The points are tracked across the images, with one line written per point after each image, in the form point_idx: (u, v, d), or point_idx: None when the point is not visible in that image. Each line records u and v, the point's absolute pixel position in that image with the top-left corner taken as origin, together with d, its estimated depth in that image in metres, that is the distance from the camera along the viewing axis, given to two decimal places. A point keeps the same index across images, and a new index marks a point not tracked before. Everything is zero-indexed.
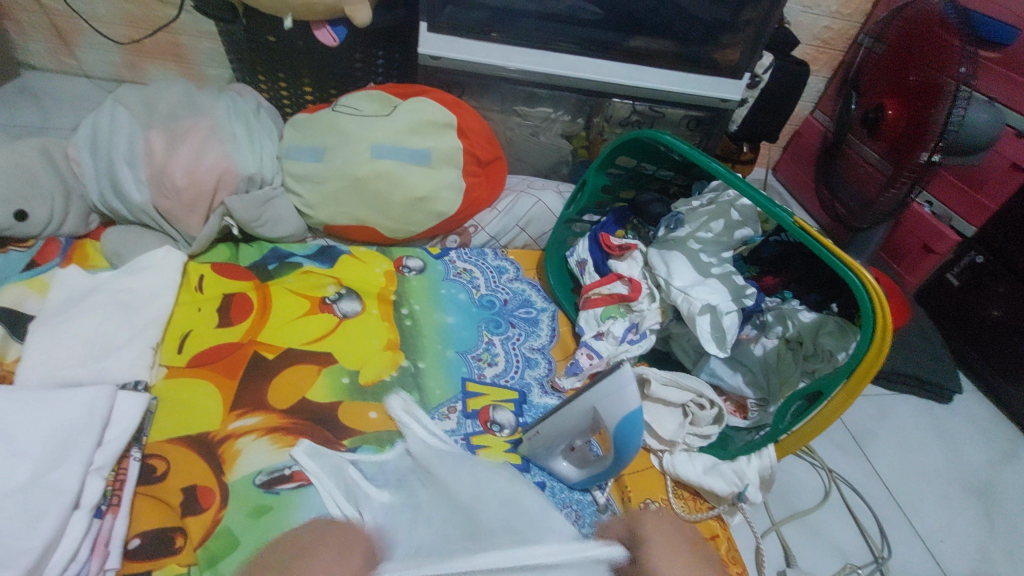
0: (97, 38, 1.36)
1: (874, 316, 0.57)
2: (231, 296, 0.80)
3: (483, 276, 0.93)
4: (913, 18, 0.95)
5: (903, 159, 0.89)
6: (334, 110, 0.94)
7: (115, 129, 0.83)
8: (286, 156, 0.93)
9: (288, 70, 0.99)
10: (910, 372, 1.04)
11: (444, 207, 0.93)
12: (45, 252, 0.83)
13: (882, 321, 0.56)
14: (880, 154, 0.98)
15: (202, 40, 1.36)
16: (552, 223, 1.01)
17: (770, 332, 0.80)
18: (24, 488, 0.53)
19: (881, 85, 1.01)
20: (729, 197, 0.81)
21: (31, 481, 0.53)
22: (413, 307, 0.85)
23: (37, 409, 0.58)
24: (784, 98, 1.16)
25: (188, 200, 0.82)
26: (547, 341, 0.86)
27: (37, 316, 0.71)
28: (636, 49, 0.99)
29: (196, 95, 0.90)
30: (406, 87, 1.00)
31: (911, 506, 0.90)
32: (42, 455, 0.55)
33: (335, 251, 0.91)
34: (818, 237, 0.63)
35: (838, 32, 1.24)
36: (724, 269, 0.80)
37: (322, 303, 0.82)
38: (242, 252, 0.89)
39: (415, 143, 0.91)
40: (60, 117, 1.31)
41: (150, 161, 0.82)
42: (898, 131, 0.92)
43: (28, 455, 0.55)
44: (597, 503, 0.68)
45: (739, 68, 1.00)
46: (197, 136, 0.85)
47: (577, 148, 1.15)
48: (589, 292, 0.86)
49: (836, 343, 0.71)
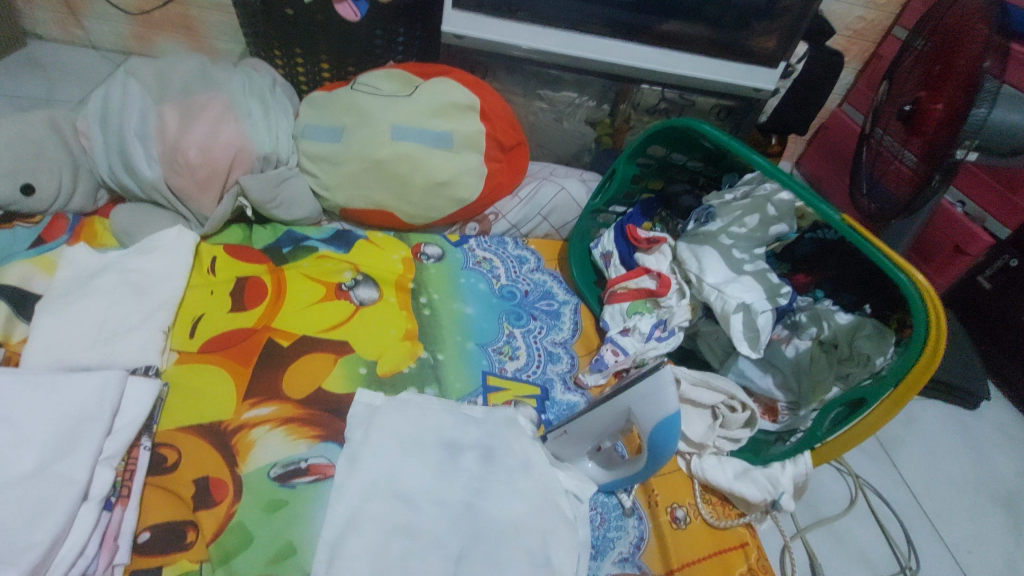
0: (106, 9, 1.32)
1: (925, 317, 0.55)
2: (244, 280, 0.77)
3: (504, 266, 0.90)
4: (958, 7, 0.89)
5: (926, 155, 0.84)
6: (351, 89, 0.90)
7: (126, 102, 0.80)
8: (302, 136, 0.89)
9: (305, 46, 0.95)
10: (938, 378, 1.01)
11: (465, 193, 0.89)
12: (53, 228, 0.80)
13: (935, 324, 0.54)
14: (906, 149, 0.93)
15: (213, 13, 1.31)
16: (575, 213, 0.97)
17: (804, 333, 0.77)
18: (31, 478, 0.50)
19: (915, 78, 0.95)
20: (766, 191, 0.78)
21: (38, 470, 0.51)
22: (432, 296, 0.82)
23: (44, 395, 0.55)
24: (818, 90, 1.11)
25: (201, 178, 0.79)
26: (570, 336, 0.83)
27: (44, 296, 0.69)
28: (669, 33, 0.95)
29: (209, 69, 0.86)
30: (427, 66, 0.96)
31: (939, 516, 0.87)
32: (48, 443, 0.53)
33: (351, 236, 0.88)
34: (867, 235, 0.60)
35: (870, 24, 1.17)
36: (757, 266, 0.76)
37: (337, 289, 0.79)
38: (256, 234, 0.86)
39: (436, 126, 0.88)
40: (68, 89, 1.27)
41: (163, 137, 0.79)
42: (925, 126, 0.87)
43: (34, 443, 0.52)
44: (624, 507, 0.65)
45: (775, 57, 0.95)
46: (212, 112, 0.81)
47: (601, 135, 1.11)
48: (614, 286, 0.82)
49: (874, 347, 0.68)
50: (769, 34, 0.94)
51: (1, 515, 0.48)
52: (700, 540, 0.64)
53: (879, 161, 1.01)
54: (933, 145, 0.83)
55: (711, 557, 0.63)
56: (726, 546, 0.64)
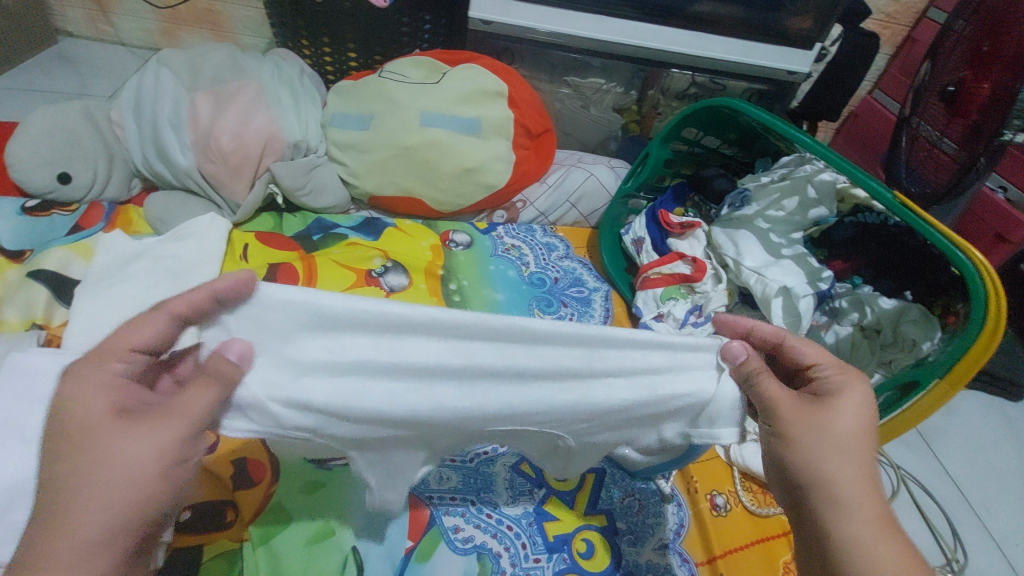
0: (134, 5, 1.33)
1: (987, 300, 0.53)
2: (277, 266, 0.77)
3: (532, 253, 0.88)
4: None
5: (979, 137, 0.79)
6: (380, 77, 0.90)
7: (158, 91, 0.80)
8: (330, 124, 0.89)
9: (331, 35, 0.96)
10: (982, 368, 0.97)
11: (493, 180, 0.88)
12: (88, 216, 0.81)
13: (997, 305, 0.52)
14: (949, 131, 0.87)
15: (238, 8, 1.32)
16: (604, 199, 0.96)
17: (844, 320, 0.74)
18: None
19: (959, 58, 0.87)
20: (805, 173, 0.75)
21: None
22: (462, 283, 0.81)
23: None
24: (853, 73, 1.07)
25: (233, 165, 0.79)
26: (601, 323, 0.82)
27: (82, 280, 0.69)
28: (700, 15, 0.92)
29: (240, 58, 0.87)
30: (454, 53, 0.95)
31: (985, 508, 0.84)
32: None
33: (380, 224, 0.87)
34: (922, 214, 0.58)
35: (904, 6, 1.12)
36: (796, 250, 0.75)
37: (368, 275, 0.78)
38: (286, 222, 0.86)
39: (464, 112, 0.87)
40: (98, 85, 1.29)
41: (196, 124, 0.79)
42: (976, 106, 0.80)
43: None
44: (662, 492, 0.64)
45: (810, 38, 0.93)
46: (243, 100, 0.82)
47: (629, 122, 1.10)
48: (648, 272, 0.80)
49: (918, 332, 0.65)
50: (803, 14, 0.91)
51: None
52: (741, 528, 0.63)
53: (917, 148, 0.95)
54: (989, 127, 0.77)
55: (753, 544, 0.61)
56: (769, 535, 0.62)
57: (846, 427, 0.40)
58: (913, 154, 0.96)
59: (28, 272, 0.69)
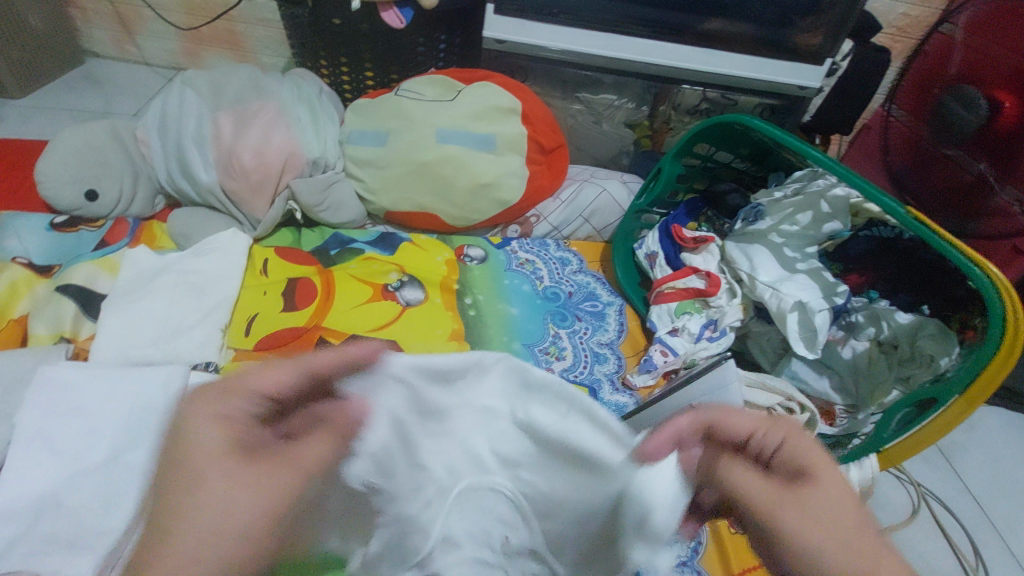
0: (159, 26, 1.38)
1: (1004, 320, 0.53)
2: (295, 281, 0.78)
3: (546, 268, 0.88)
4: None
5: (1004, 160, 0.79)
6: (396, 95, 0.92)
7: (183, 111, 0.83)
8: (348, 141, 0.91)
9: (349, 55, 0.98)
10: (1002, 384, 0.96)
11: (508, 195, 0.89)
12: (113, 232, 0.82)
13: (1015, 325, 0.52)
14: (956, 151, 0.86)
15: (258, 28, 1.36)
16: (617, 214, 0.95)
17: (861, 334, 0.73)
18: (103, 468, 0.53)
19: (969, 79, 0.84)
20: (819, 187, 0.74)
21: (109, 461, 0.53)
22: (477, 297, 0.82)
23: (112, 387, 0.57)
24: (865, 88, 1.07)
25: (255, 182, 0.81)
26: (616, 337, 0.81)
27: (108, 295, 0.71)
28: (711, 32, 0.94)
29: (262, 79, 0.89)
30: (468, 71, 0.97)
31: (1009, 528, 0.83)
32: (119, 435, 0.55)
33: (396, 239, 0.89)
34: (937, 227, 0.58)
35: (915, 20, 1.13)
36: (811, 265, 0.75)
37: (384, 290, 0.80)
38: (305, 237, 0.88)
39: (479, 129, 0.89)
40: (123, 103, 1.34)
41: (219, 142, 0.81)
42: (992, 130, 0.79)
43: (106, 436, 0.55)
44: None
45: (821, 54, 0.93)
46: (264, 118, 0.84)
47: (640, 138, 1.09)
48: (662, 286, 0.79)
49: (937, 347, 0.64)
50: (815, 30, 0.92)
51: (77, 503, 0.51)
52: None
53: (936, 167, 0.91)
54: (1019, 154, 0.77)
55: None
56: None
57: (806, 522, 0.35)
58: (929, 174, 0.93)
59: (56, 286, 0.71)
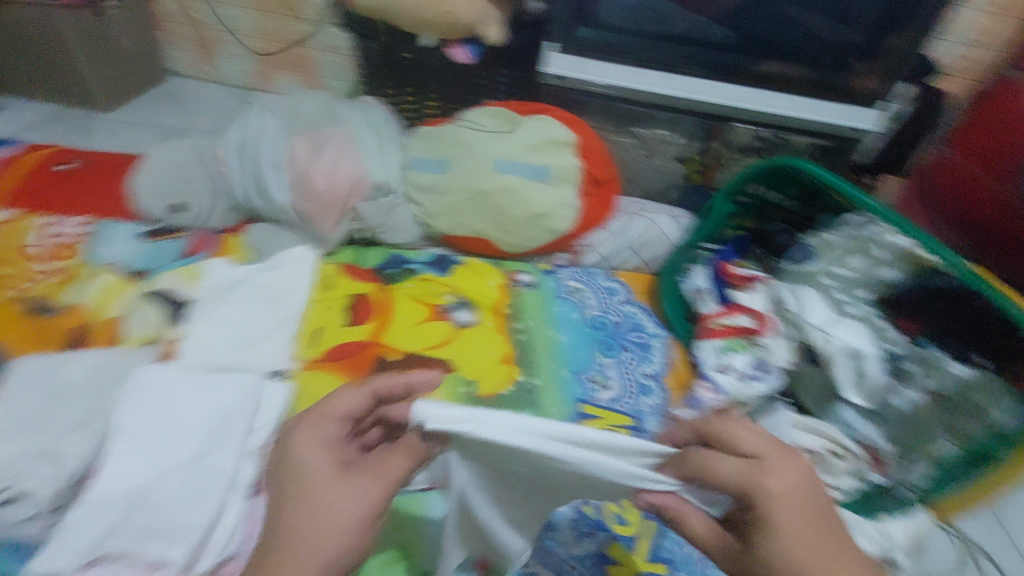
0: (236, 49, 1.48)
1: None
2: (358, 298, 0.83)
3: (594, 296, 0.91)
4: None
5: None
6: (457, 125, 0.97)
7: (263, 134, 0.90)
8: (411, 166, 0.95)
9: (416, 86, 1.05)
10: None
11: (560, 225, 0.92)
12: (195, 243, 0.89)
13: None
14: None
15: (326, 54, 1.45)
16: (667, 248, 0.97)
17: (913, 383, 0.69)
18: (188, 466, 0.57)
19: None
20: (872, 233, 0.74)
21: (193, 459, 0.58)
22: (528, 322, 0.85)
23: (198, 390, 0.63)
24: (922, 130, 1.06)
25: (325, 203, 0.86)
26: (661, 369, 0.82)
27: (190, 303, 0.77)
28: (765, 72, 1.00)
29: (334, 106, 0.96)
30: (526, 104, 1.02)
31: None
32: (203, 436, 0.60)
33: (451, 261, 0.93)
34: (994, 286, 0.59)
35: (975, 63, 1.12)
36: (862, 309, 0.76)
37: (439, 311, 0.84)
38: (365, 255, 0.92)
39: (536, 160, 0.92)
40: (200, 119, 1.44)
41: (294, 164, 0.87)
42: None
43: (192, 436, 0.60)
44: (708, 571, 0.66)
45: (872, 95, 0.98)
46: (337, 144, 0.90)
47: (690, 173, 1.10)
48: (709, 322, 0.81)
49: (993, 400, 0.61)
50: (867, 74, 0.97)
51: (164, 496, 0.55)
52: None
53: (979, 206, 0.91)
54: None
55: None
56: None
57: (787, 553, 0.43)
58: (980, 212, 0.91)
59: (145, 293, 0.77)
